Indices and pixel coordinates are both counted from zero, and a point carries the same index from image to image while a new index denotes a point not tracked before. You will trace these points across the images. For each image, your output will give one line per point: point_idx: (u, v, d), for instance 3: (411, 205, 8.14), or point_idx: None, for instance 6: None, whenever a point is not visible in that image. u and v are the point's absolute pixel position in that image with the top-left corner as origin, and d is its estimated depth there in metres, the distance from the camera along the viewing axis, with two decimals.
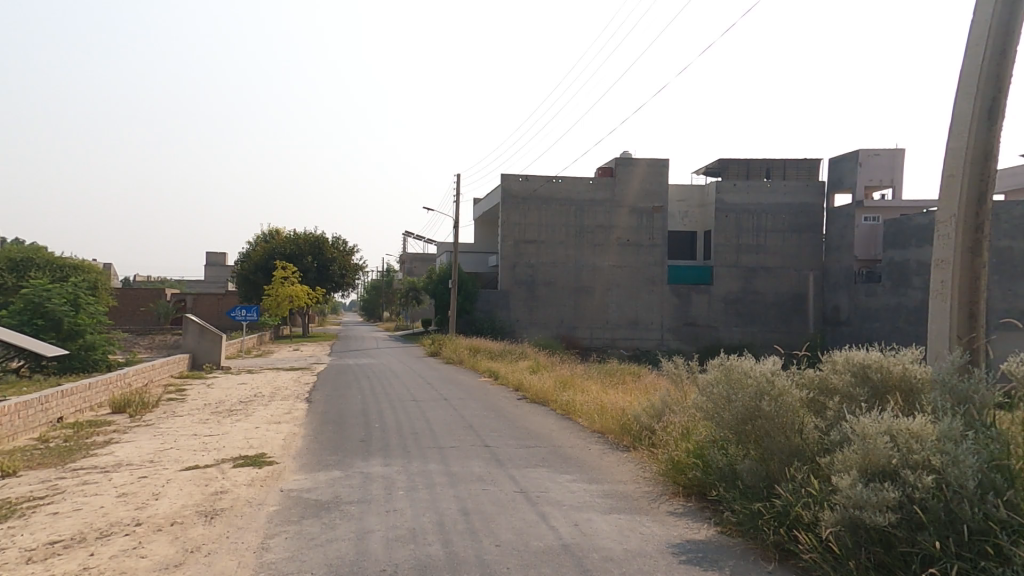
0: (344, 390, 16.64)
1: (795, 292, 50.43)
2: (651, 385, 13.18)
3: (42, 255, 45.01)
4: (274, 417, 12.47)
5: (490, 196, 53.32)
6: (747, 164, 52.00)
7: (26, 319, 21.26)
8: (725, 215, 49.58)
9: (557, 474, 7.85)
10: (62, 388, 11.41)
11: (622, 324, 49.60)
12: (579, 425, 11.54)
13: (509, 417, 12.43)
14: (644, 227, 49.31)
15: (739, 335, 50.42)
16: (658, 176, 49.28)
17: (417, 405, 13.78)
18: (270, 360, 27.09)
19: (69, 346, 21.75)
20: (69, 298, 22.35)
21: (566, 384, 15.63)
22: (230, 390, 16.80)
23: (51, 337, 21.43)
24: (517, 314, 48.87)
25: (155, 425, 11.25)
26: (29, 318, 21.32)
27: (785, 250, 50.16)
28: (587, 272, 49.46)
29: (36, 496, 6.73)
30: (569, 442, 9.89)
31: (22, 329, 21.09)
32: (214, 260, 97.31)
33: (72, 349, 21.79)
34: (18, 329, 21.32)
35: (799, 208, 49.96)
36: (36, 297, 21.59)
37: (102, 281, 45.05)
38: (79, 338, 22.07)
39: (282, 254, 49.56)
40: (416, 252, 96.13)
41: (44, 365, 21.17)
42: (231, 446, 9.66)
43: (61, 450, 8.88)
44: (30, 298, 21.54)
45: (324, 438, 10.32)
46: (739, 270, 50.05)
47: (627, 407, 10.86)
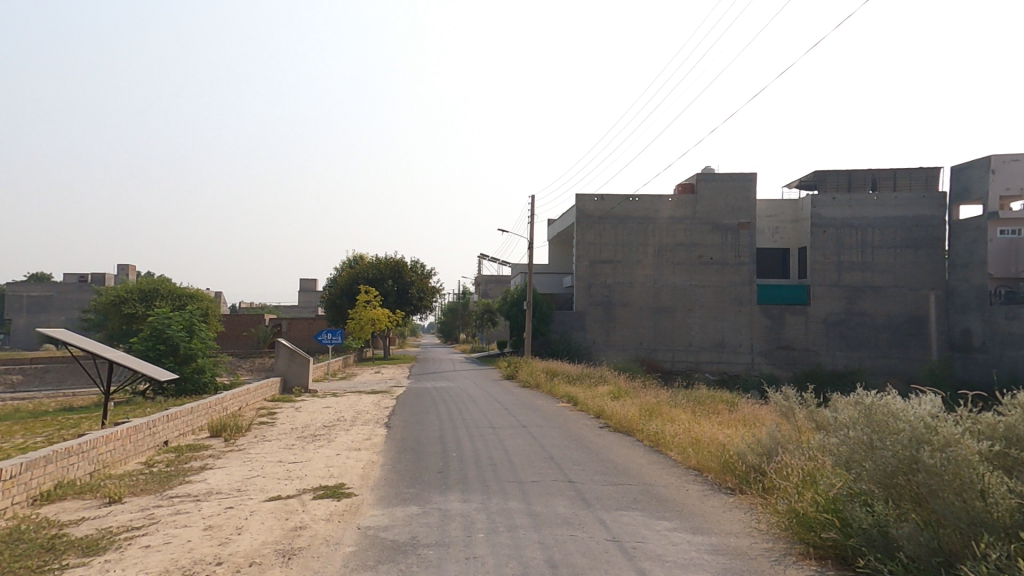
0: (421, 415, 16.54)
1: (911, 313, 45.35)
2: (754, 416, 11.82)
3: (166, 285, 50.38)
4: (354, 444, 12.49)
5: (565, 217, 52.85)
6: (848, 176, 47.67)
7: (150, 344, 23.30)
8: (824, 229, 45.64)
9: (655, 520, 6.92)
10: (167, 413, 12.09)
11: (707, 347, 46.80)
12: (670, 458, 10.49)
13: (593, 449, 11.57)
14: (730, 244, 46.59)
15: (843, 360, 45.83)
16: (745, 192, 46.62)
17: (495, 433, 13.28)
18: (353, 383, 28.00)
19: (183, 369, 23.67)
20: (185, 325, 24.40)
21: (652, 412, 14.52)
22: (316, 414, 17.26)
23: (170, 361, 23.43)
24: (593, 336, 47.53)
25: (246, 451, 11.59)
26: (153, 344, 23.35)
27: (898, 266, 45.44)
28: (667, 293, 47.37)
29: (133, 526, 6.89)
30: (663, 480, 8.89)
31: (146, 353, 23.19)
32: (306, 286, 104.11)
33: (186, 372, 23.69)
34: (144, 353, 23.40)
35: (914, 220, 45.09)
36: (158, 324, 23.77)
37: (212, 308, 49.50)
38: (192, 361, 23.97)
39: (367, 280, 51.81)
40: (492, 275, 97.54)
41: (163, 385, 23.17)
42: (313, 474, 9.65)
43: (163, 475, 9.26)
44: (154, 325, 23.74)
45: (402, 468, 10.03)
46: (841, 288, 45.71)
47: (728, 441, 9.70)
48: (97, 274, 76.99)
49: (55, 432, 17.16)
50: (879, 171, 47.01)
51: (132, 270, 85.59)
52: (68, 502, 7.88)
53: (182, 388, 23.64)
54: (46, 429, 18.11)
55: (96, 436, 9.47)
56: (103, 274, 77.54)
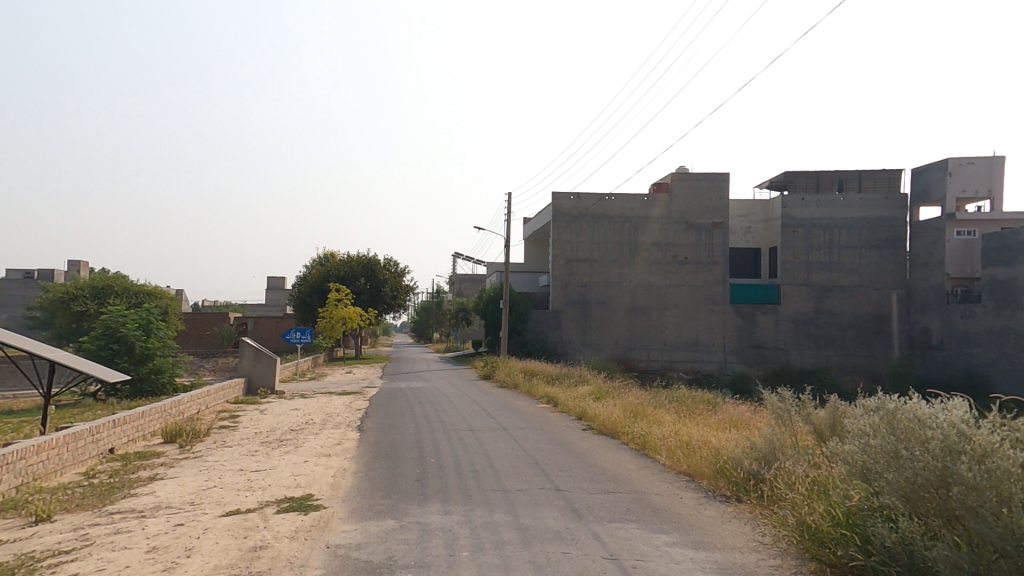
0: (396, 418, 15.74)
1: (875, 313, 46.53)
2: (745, 419, 11.40)
3: (122, 282, 47.91)
4: (323, 449, 11.64)
5: (540, 216, 52.43)
6: (817, 177, 48.74)
7: (102, 344, 21.78)
8: (794, 229, 46.40)
9: (654, 535, 6.40)
10: (114, 418, 11.05)
11: (680, 346, 47.08)
12: (660, 463, 10.02)
13: (577, 453, 11.03)
14: (703, 244, 46.99)
15: (812, 358, 46.73)
16: (719, 192, 47.07)
17: (474, 437, 12.64)
18: (324, 384, 26.89)
19: (140, 369, 22.21)
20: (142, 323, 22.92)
21: (637, 413, 14.07)
22: (282, 417, 16.25)
23: (125, 361, 21.95)
24: (569, 335, 47.25)
25: (204, 458, 10.64)
26: (105, 343, 21.84)
27: (863, 267, 46.58)
28: (642, 293, 47.47)
29: (62, 550, 6.00)
30: (656, 488, 8.38)
31: (98, 353, 21.66)
32: (275, 284, 101.03)
33: (143, 372, 22.25)
34: (95, 353, 21.85)
35: (877, 222, 46.34)
36: (112, 322, 22.25)
37: (172, 307, 47.31)
38: (150, 361, 22.50)
39: (337, 277, 50.30)
40: (466, 273, 96.55)
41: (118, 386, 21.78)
42: (278, 484, 8.80)
43: (104, 488, 8.28)
44: (107, 323, 22.22)
45: (376, 476, 9.28)
46: (810, 289, 46.61)
47: (722, 444, 9.26)
48: (46, 271, 72.98)
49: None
50: (845, 172, 48.18)
51: (84, 266, 81.41)
52: None
53: (138, 389, 22.20)
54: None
55: (25, 445, 8.44)
56: (53, 270, 73.56)
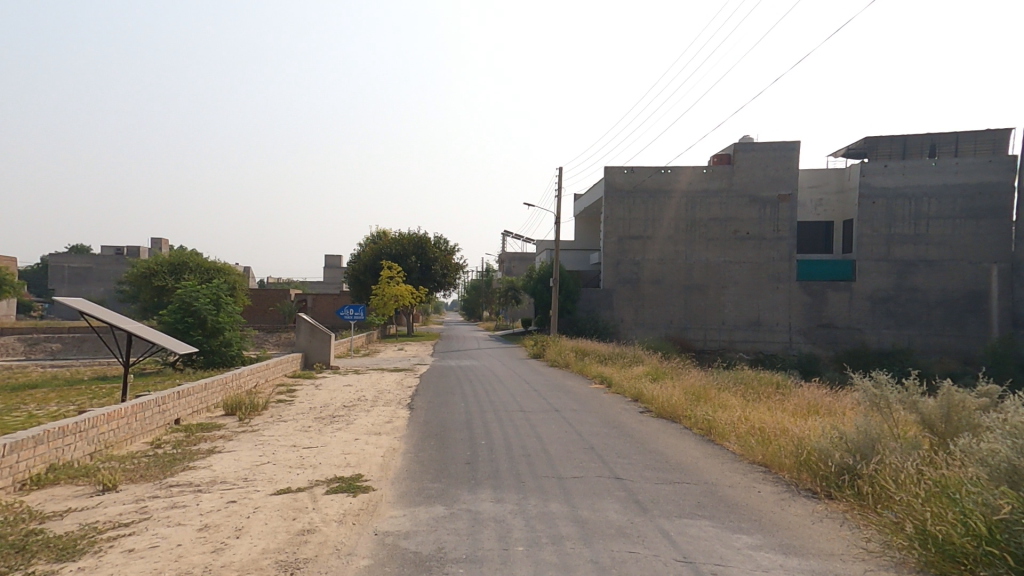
0: (446, 397, 15.52)
1: (965, 290, 42.48)
2: (826, 406, 10.29)
3: (195, 259, 50.68)
4: (375, 427, 11.51)
5: (593, 191, 50.88)
6: (904, 142, 44.71)
7: (179, 317, 22.86)
8: (873, 200, 42.80)
9: (731, 535, 5.69)
10: (179, 389, 11.32)
11: (740, 326, 44.89)
12: (729, 452, 9.18)
13: (636, 438, 10.35)
14: (768, 218, 44.18)
15: (890, 339, 43.46)
16: (788, 161, 43.88)
17: (526, 418, 12.19)
18: (377, 360, 27.34)
19: (212, 342, 23.24)
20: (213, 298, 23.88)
21: (699, 396, 13.16)
22: (336, 392, 16.42)
23: (199, 334, 22.98)
24: (621, 314, 45.98)
25: (260, 432, 10.73)
26: (181, 316, 22.86)
27: (952, 240, 42.49)
28: (700, 270, 45.39)
29: (121, 523, 5.98)
30: (729, 479, 7.58)
31: (174, 326, 22.76)
32: (332, 262, 104.50)
33: (214, 345, 23.27)
34: (172, 326, 22.94)
35: (976, 188, 41.90)
36: (186, 296, 23.27)
37: (239, 283, 49.72)
38: (220, 334, 23.47)
39: (391, 255, 51.01)
40: (516, 251, 96.14)
41: (192, 357, 22.95)
42: (328, 463, 8.66)
43: (167, 459, 8.39)
44: (182, 297, 23.26)
45: (426, 457, 8.99)
46: (889, 264, 43.04)
47: (803, 432, 8.28)
48: (131, 249, 78.65)
49: (81, 401, 16.89)
50: (938, 136, 43.92)
51: (165, 244, 87.10)
52: (56, 489, 7.06)
53: (210, 360, 23.24)
54: (75, 397, 17.88)
55: (96, 414, 8.64)
56: (138, 248, 79.27)
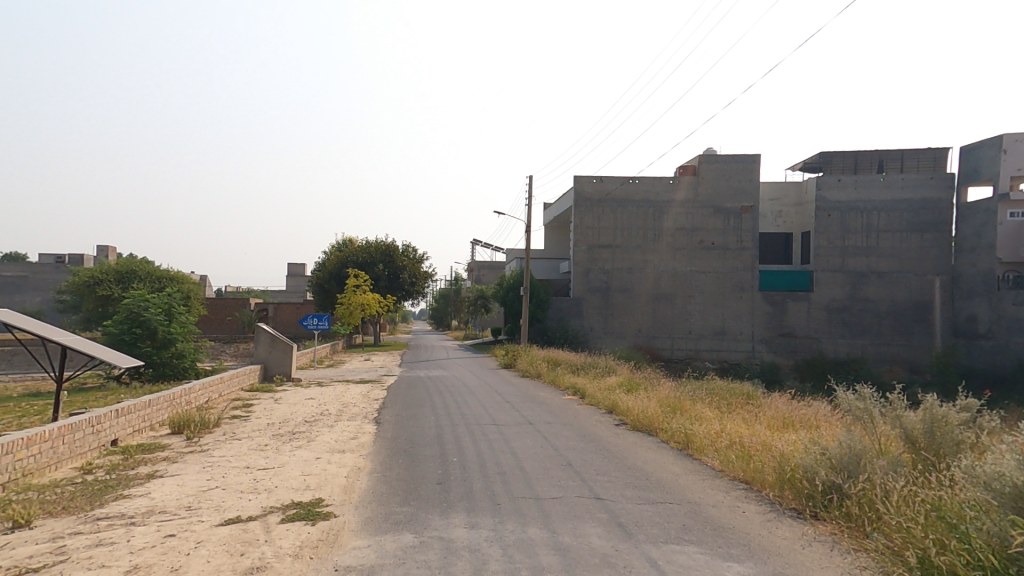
0: (415, 410, 14.88)
1: (916, 300, 44.33)
2: (803, 418, 10.18)
3: (146, 266, 48.17)
4: (337, 443, 10.79)
5: (562, 200, 51.03)
6: (855, 157, 46.57)
7: (126, 328, 21.40)
8: (828, 213, 44.36)
9: (721, 562, 5.33)
10: (117, 407, 10.36)
11: (707, 335, 45.59)
12: (709, 467, 8.91)
13: (613, 453, 9.98)
14: (732, 229, 45.18)
15: (846, 348, 44.88)
16: (749, 174, 45.02)
17: (499, 432, 11.69)
18: (341, 370, 26.33)
19: (162, 354, 21.83)
20: (164, 308, 22.46)
21: (674, 407, 12.94)
22: (296, 406, 15.52)
23: (148, 345, 21.55)
24: (591, 323, 46.02)
25: (210, 453, 9.89)
26: (128, 327, 21.41)
27: (903, 252, 44.34)
28: (667, 279, 45.94)
29: (32, 566, 5.19)
30: (712, 498, 7.28)
31: (121, 337, 21.28)
32: (295, 270, 101.52)
33: (165, 357, 21.87)
34: (118, 337, 21.46)
35: (921, 203, 43.84)
36: (134, 306, 21.80)
37: (194, 292, 47.51)
38: (172, 346, 22.08)
39: (356, 263, 49.76)
40: (485, 260, 95.66)
41: (142, 370, 21.55)
42: (285, 486, 7.94)
43: (97, 487, 7.51)
44: (130, 307, 21.78)
45: (393, 477, 8.38)
46: (845, 275, 44.59)
47: (785, 446, 8.07)
48: (75, 256, 74.29)
49: (11, 420, 15.44)
50: (886, 152, 45.99)
51: (113, 252, 82.97)
52: None
53: (161, 373, 21.82)
54: (4, 416, 16.37)
55: (13, 438, 7.69)
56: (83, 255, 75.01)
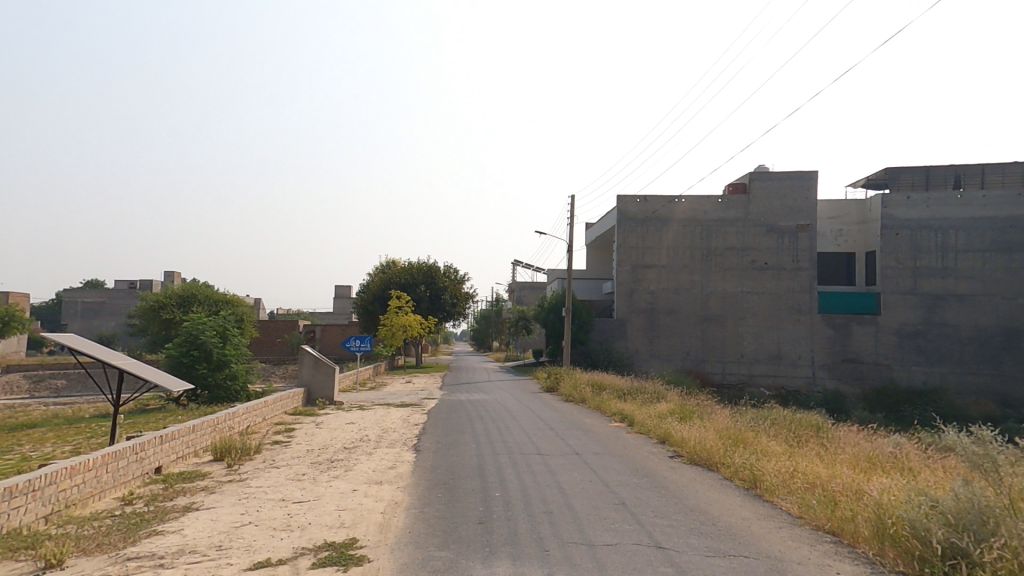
0: (455, 437, 14.31)
1: (1003, 327, 40.69)
2: (892, 461, 8.98)
3: (203, 290, 50.34)
4: (375, 474, 10.32)
5: (605, 220, 50.17)
6: (926, 172, 43.93)
7: (184, 350, 21.97)
8: (896, 232, 41.57)
9: None
10: (162, 434, 10.30)
11: (761, 359, 43.28)
12: (785, 512, 7.89)
13: (671, 491, 9.07)
14: (787, 248, 43.05)
15: (921, 378, 41.51)
16: (805, 191, 42.94)
17: (545, 464, 10.96)
18: (383, 393, 26.20)
19: (216, 376, 22.21)
20: (219, 331, 22.96)
21: (736, 439, 11.85)
22: (337, 432, 15.26)
23: (204, 367, 22.00)
24: (636, 345, 44.52)
25: (248, 483, 9.61)
26: (186, 350, 22.01)
27: (982, 273, 41.02)
28: (716, 300, 44.05)
29: None
30: (796, 553, 6.31)
31: (179, 360, 21.84)
32: (342, 293, 104.27)
33: (219, 379, 22.24)
34: (178, 360, 22.09)
35: (1007, 222, 40.71)
36: (192, 329, 22.36)
37: (247, 315, 49.17)
38: (226, 368, 22.46)
39: (400, 286, 50.31)
40: (527, 281, 95.38)
41: (198, 392, 22.05)
42: (318, 523, 7.48)
43: (132, 521, 7.27)
44: (188, 331, 22.35)
45: (432, 515, 7.79)
46: (917, 298, 41.50)
47: (880, 492, 7.00)
48: (144, 281, 79.05)
49: (74, 441, 15.91)
50: (964, 168, 43.38)
51: (178, 277, 87.85)
52: None
53: (215, 395, 22.21)
54: (70, 437, 16.95)
55: (56, 469, 7.58)
56: (150, 281, 79.80)
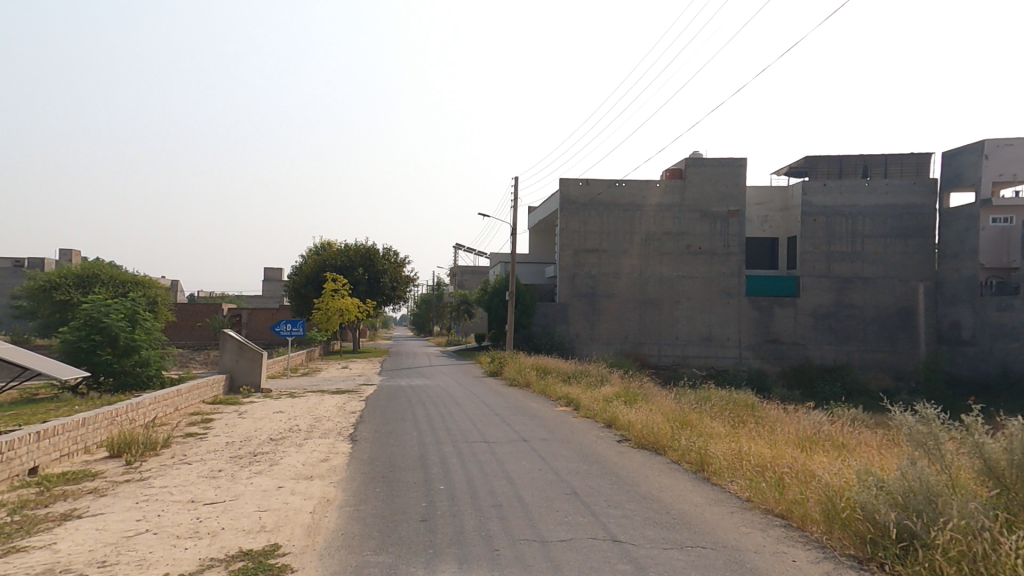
0: (395, 425, 13.44)
1: (902, 306, 44.36)
2: (832, 442, 9.07)
3: (108, 271, 45.63)
4: (304, 468, 9.34)
5: (546, 204, 50.00)
6: (840, 161, 46.71)
7: (84, 335, 19.54)
8: (814, 218, 44.23)
9: None
10: (39, 430, 8.81)
11: (694, 341, 44.93)
12: (735, 495, 7.72)
13: (620, 478, 8.74)
14: (719, 233, 44.67)
15: (833, 355, 44.64)
16: (735, 178, 44.57)
17: (491, 453, 10.37)
18: (315, 379, 24.69)
19: (124, 363, 19.93)
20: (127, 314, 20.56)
21: (682, 422, 11.76)
22: (262, 422, 13.99)
23: (108, 353, 19.65)
24: (577, 329, 44.97)
25: (151, 482, 8.39)
26: (86, 334, 19.58)
27: (888, 258, 44.38)
28: (654, 284, 45.17)
29: None
30: (751, 541, 6.07)
31: (78, 345, 19.40)
32: (271, 275, 98.78)
33: (127, 366, 19.98)
34: (76, 345, 19.63)
35: (905, 209, 43.99)
36: (93, 312, 19.86)
37: (162, 298, 45.18)
38: (135, 354, 20.18)
39: (335, 267, 47.95)
40: (467, 265, 94.32)
41: (102, 381, 19.75)
42: (234, 528, 6.49)
43: None
44: (89, 313, 19.85)
45: (368, 513, 6.99)
46: (831, 280, 44.43)
47: (829, 473, 6.91)
48: (37, 261, 70.97)
49: None
50: (871, 157, 46.03)
51: (77, 256, 79.73)
52: None
53: (122, 383, 19.92)
54: None
55: None
56: (44, 260, 71.77)
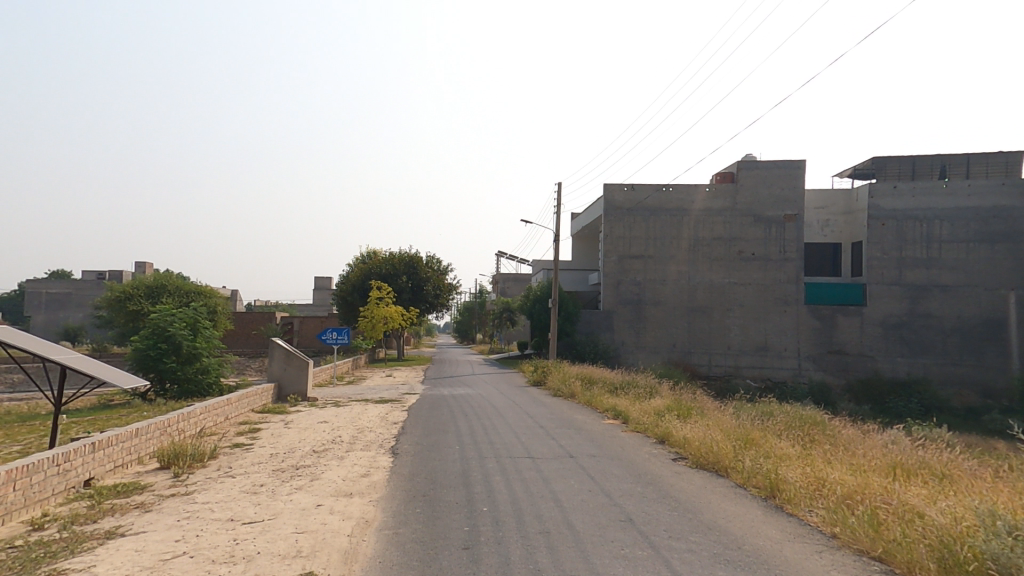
0: (437, 438, 13.05)
1: (987, 317, 40.95)
2: (928, 472, 7.97)
3: (174, 281, 47.93)
4: (343, 484, 9.03)
5: (591, 209, 49.03)
6: (913, 162, 43.78)
7: (151, 343, 20.30)
8: (882, 221, 41.36)
9: None
10: (94, 440, 8.91)
11: (748, 350, 42.82)
12: (817, 530, 6.82)
13: (681, 504, 7.96)
14: (774, 238, 42.48)
15: (907, 369, 41.53)
16: (793, 180, 42.34)
17: (538, 471, 9.79)
18: (361, 389, 24.80)
19: (187, 370, 20.59)
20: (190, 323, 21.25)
21: (745, 440, 10.81)
22: (307, 432, 13.93)
23: (173, 361, 20.36)
24: (622, 337, 43.71)
25: (194, 497, 8.26)
26: (153, 343, 20.33)
27: (967, 263, 41.04)
28: (703, 291, 43.44)
29: None
30: None
31: (145, 353, 20.16)
32: (321, 284, 101.86)
33: (190, 373, 20.64)
34: (144, 353, 20.43)
35: (990, 211, 40.74)
36: (160, 321, 20.63)
37: (221, 306, 47.08)
38: (197, 361, 20.82)
39: (382, 276, 48.70)
40: (511, 273, 94.30)
41: (167, 388, 20.45)
42: (269, 552, 6.18)
43: (32, 555, 5.88)
44: (156, 322, 20.63)
45: (410, 539, 6.55)
46: (903, 288, 41.43)
47: (940, 513, 5.93)
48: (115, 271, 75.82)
49: (23, 440, 14.38)
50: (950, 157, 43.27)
51: (150, 266, 84.90)
52: None
53: (185, 390, 20.61)
54: (19, 436, 15.38)
55: None
56: (121, 271, 76.64)
